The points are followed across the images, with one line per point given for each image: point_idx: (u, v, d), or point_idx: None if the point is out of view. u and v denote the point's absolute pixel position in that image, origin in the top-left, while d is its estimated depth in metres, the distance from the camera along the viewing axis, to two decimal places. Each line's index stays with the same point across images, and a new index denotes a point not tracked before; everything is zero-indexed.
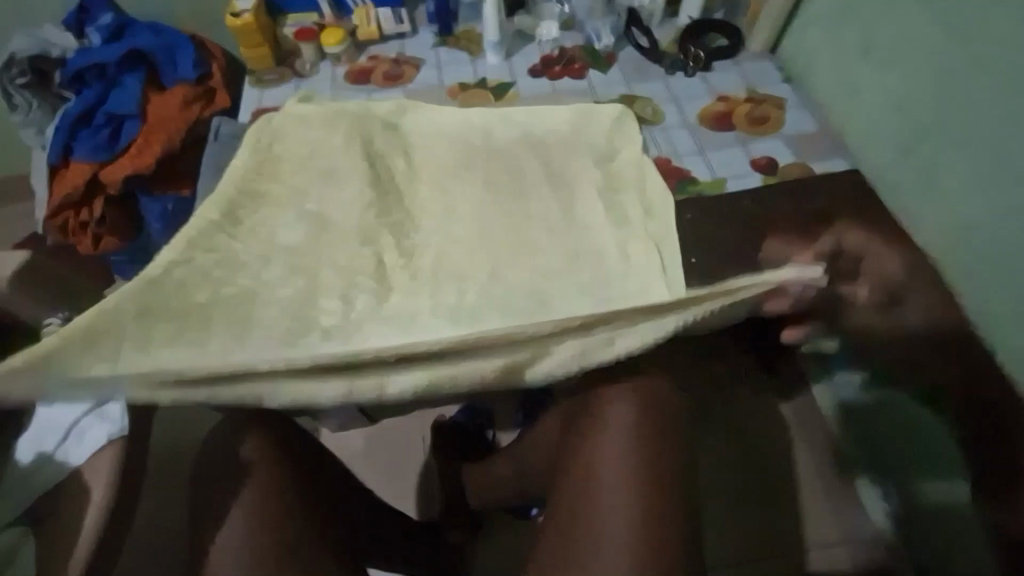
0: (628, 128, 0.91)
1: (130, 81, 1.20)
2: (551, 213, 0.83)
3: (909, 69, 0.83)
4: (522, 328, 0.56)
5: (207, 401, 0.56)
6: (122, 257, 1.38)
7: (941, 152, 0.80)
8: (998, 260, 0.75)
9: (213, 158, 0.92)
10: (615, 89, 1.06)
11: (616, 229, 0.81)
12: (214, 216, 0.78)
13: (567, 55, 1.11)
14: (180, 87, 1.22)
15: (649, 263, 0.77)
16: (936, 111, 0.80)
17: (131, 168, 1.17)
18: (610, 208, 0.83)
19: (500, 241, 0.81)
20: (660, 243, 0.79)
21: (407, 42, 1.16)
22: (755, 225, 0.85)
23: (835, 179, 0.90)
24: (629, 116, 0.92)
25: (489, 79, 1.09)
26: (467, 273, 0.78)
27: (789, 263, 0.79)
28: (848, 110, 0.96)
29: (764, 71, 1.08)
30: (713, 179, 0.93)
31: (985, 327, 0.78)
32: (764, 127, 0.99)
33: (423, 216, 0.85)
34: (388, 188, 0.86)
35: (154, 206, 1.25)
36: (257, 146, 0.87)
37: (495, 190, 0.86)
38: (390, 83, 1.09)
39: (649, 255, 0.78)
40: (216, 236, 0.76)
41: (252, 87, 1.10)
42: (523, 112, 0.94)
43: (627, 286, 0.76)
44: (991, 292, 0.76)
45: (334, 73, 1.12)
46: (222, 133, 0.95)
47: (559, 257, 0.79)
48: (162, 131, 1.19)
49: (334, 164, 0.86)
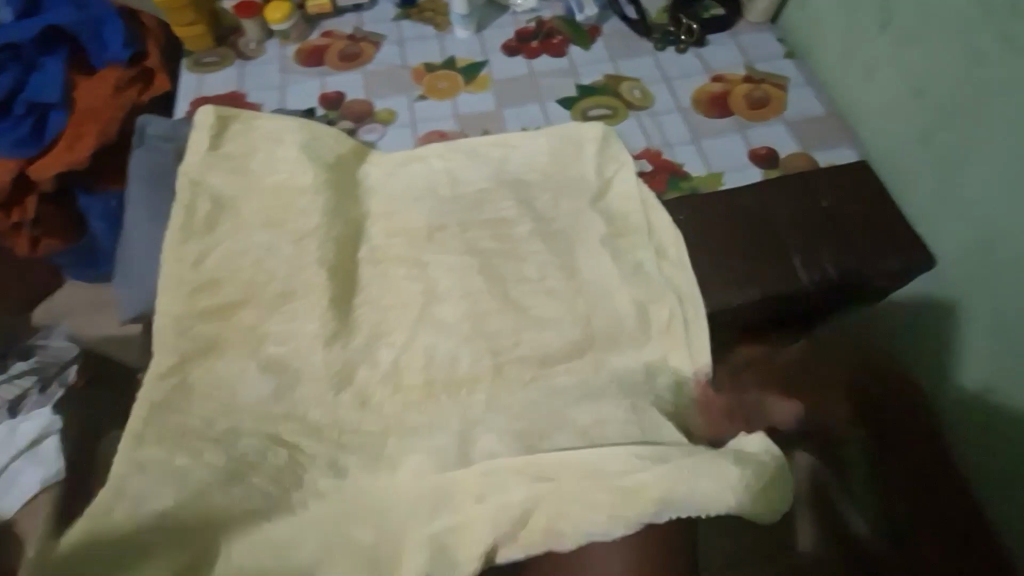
0: (615, 148, 0.82)
1: (51, 65, 1.05)
2: (523, 222, 0.77)
3: (934, 48, 0.73)
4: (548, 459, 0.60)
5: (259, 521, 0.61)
6: (63, 260, 1.20)
7: (964, 146, 0.71)
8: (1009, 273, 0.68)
9: (143, 165, 0.73)
10: (600, 68, 0.95)
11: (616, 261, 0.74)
12: (166, 272, 0.68)
13: (545, 30, 0.99)
14: (111, 71, 1.08)
15: (669, 329, 0.71)
16: (963, 98, 0.70)
17: (63, 163, 1.03)
18: (618, 260, 0.74)
19: (473, 265, 0.73)
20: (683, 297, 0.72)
21: (364, 15, 1.03)
22: (760, 231, 0.76)
23: (844, 172, 0.82)
24: (615, 136, 0.82)
25: (458, 58, 0.97)
26: (439, 294, 0.72)
27: (797, 283, 0.73)
28: (859, 92, 0.86)
29: (764, 43, 0.97)
30: (709, 175, 0.84)
31: (999, 337, 0.71)
32: (765, 111, 0.90)
33: (387, 232, 0.76)
34: (347, 203, 0.76)
35: (94, 204, 1.13)
36: (192, 166, 0.73)
37: (458, 200, 0.79)
38: (346, 65, 0.97)
39: (672, 319, 0.71)
40: (174, 294, 0.67)
41: (188, 71, 0.97)
42: (491, 140, 0.82)
43: (620, 329, 0.71)
44: (995, 302, 0.71)
45: (283, 53, 0.99)
46: (148, 135, 0.76)
47: (557, 281, 0.73)
48: (96, 121, 1.05)
49: (280, 172, 0.75)
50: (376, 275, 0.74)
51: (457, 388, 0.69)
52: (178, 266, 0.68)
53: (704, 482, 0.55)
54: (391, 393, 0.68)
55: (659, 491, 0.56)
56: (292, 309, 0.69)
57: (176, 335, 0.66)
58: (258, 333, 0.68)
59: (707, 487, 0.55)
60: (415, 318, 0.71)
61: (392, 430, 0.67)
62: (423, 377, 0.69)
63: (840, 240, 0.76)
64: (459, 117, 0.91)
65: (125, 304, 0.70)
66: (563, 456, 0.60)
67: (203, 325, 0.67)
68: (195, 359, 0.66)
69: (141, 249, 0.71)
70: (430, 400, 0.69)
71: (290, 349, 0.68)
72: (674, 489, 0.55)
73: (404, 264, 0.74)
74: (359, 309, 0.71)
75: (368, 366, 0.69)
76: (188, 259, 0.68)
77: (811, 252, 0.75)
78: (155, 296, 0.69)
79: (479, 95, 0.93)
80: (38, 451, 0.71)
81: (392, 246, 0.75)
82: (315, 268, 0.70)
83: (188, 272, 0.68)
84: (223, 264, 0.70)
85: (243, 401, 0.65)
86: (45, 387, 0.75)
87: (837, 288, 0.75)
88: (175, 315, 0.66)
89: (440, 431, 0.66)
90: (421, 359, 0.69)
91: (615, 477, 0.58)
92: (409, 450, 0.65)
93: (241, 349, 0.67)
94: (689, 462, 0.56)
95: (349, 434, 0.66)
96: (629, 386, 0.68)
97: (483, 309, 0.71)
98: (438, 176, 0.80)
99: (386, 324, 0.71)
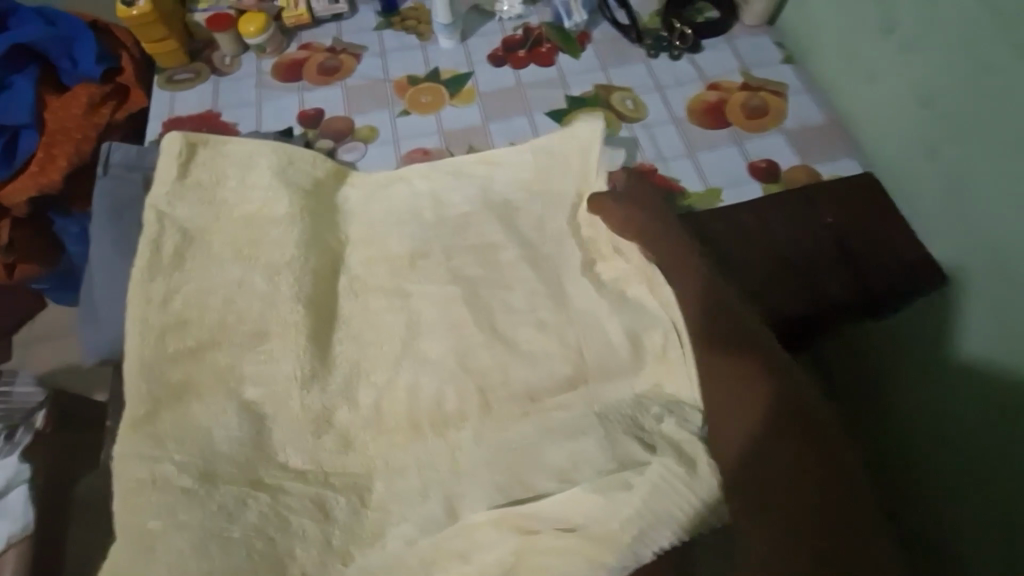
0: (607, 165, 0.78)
1: (21, 82, 0.99)
2: (511, 248, 0.73)
3: (943, 54, 0.68)
4: (518, 510, 0.53)
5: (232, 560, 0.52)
6: (44, 284, 1.17)
7: (974, 157, 0.67)
8: (1014, 276, 0.64)
9: (107, 197, 0.69)
10: (590, 78, 0.91)
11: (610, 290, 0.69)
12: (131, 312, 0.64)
13: (532, 37, 0.95)
14: (84, 86, 1.01)
15: None
16: (971, 108, 0.66)
17: (35, 189, 0.98)
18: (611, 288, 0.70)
19: (458, 296, 0.70)
20: None
21: (344, 25, 0.99)
22: (760, 250, 0.73)
23: (847, 184, 0.78)
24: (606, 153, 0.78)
25: (442, 69, 0.93)
26: (422, 327, 0.69)
27: (800, 304, 0.70)
28: (861, 101, 0.82)
29: (762, 49, 0.93)
30: (705, 190, 0.80)
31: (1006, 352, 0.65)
32: (763, 121, 0.86)
33: (368, 258, 0.73)
34: (325, 232, 0.73)
35: (70, 227, 1.08)
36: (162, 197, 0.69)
37: (443, 223, 0.75)
38: (325, 79, 0.93)
39: None
40: (141, 334, 0.63)
41: (161, 90, 0.93)
42: (476, 159, 0.78)
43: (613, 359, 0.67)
44: (1009, 320, 0.65)
45: (260, 68, 0.95)
46: (112, 164, 0.72)
47: (547, 309, 0.69)
48: (68, 141, 0.99)
49: (256, 201, 0.72)
50: (356, 307, 0.70)
51: (444, 430, 0.65)
52: (143, 304, 0.64)
53: (667, 499, 0.45)
54: (374, 434, 0.65)
55: (626, 519, 0.45)
56: (268, 347, 0.65)
57: (142, 379, 0.62)
58: (233, 374, 0.64)
59: (657, 491, 0.45)
60: (398, 354, 0.67)
61: (378, 471, 0.64)
62: (408, 416, 0.65)
63: (842, 256, 0.73)
64: (444, 132, 0.87)
65: (91, 346, 0.67)
66: (538, 507, 0.52)
67: (172, 368, 0.63)
68: (162, 406, 0.62)
69: (106, 287, 0.67)
70: (426, 443, 0.64)
71: (267, 392, 0.64)
72: (642, 515, 0.44)
73: (385, 295, 0.70)
74: (338, 346, 0.68)
75: (348, 407, 0.65)
76: (155, 299, 0.64)
77: (815, 271, 0.72)
78: (122, 338, 0.66)
79: (464, 108, 0.89)
80: (4, 504, 0.68)
81: (373, 276, 0.72)
82: (290, 305, 0.66)
83: (155, 311, 0.64)
84: (192, 302, 0.66)
85: (218, 447, 0.60)
86: (11, 434, 0.73)
87: (841, 309, 0.71)
88: (140, 356, 0.62)
89: (426, 473, 0.63)
90: (404, 398, 0.66)
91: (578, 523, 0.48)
92: (394, 494, 0.62)
93: (213, 392, 0.63)
94: (650, 480, 0.47)
95: (329, 478, 0.62)
96: (616, 411, 0.63)
97: (469, 344, 0.67)
98: (422, 198, 0.76)
99: (366, 361, 0.67)
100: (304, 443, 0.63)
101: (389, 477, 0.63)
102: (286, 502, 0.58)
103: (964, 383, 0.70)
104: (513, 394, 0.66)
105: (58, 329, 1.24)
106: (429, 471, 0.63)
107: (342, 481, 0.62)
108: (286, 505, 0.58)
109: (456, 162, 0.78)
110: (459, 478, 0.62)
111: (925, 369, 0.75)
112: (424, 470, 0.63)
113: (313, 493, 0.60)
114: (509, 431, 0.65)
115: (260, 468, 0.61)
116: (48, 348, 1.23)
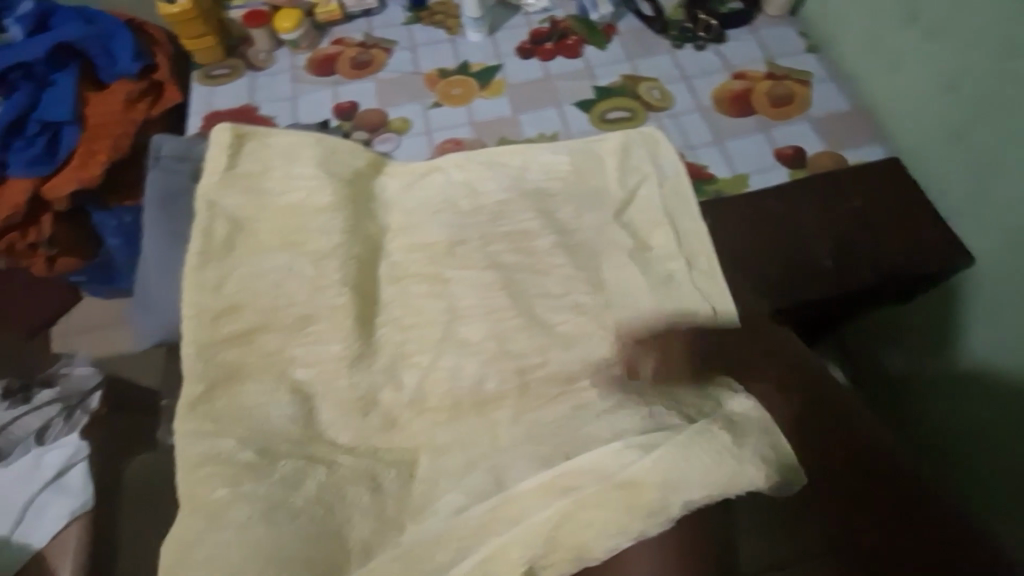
0: (637, 156, 0.80)
1: (63, 81, 1.02)
2: (544, 233, 0.75)
3: (964, 43, 0.70)
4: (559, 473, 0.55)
5: (297, 530, 0.56)
6: (81, 277, 1.18)
7: (999, 141, 0.68)
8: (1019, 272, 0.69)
9: (160, 188, 0.73)
10: (616, 68, 0.93)
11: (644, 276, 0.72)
12: (190, 298, 0.67)
13: (558, 30, 0.97)
14: (122, 84, 1.04)
15: None
16: (994, 95, 0.68)
17: (76, 182, 1.00)
18: (647, 275, 0.72)
19: (497, 282, 0.72)
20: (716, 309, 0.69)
21: (374, 20, 1.02)
22: (788, 235, 0.75)
23: (873, 170, 0.80)
24: (636, 143, 0.81)
25: (471, 62, 0.96)
26: (461, 310, 0.71)
27: (831, 287, 0.71)
28: (886, 88, 0.84)
29: (786, 38, 0.95)
30: (733, 177, 0.82)
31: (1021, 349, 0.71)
32: (787, 109, 0.87)
33: (406, 244, 0.75)
34: (365, 219, 0.75)
35: (108, 221, 1.10)
36: (211, 189, 0.72)
37: (477, 211, 0.77)
38: (358, 73, 0.95)
39: (702, 333, 0.68)
40: (199, 317, 0.66)
41: (200, 85, 0.96)
42: (510, 150, 0.81)
43: (647, 340, 0.69)
44: None
45: (294, 63, 0.97)
46: (163, 156, 0.75)
47: (583, 292, 0.72)
48: (108, 136, 1.02)
49: (299, 190, 0.74)
50: (397, 293, 0.73)
51: (485, 407, 0.67)
52: (199, 290, 0.67)
53: (703, 457, 0.47)
54: (417, 414, 0.67)
55: (660, 477, 0.48)
56: (316, 329, 0.68)
57: (201, 361, 0.65)
58: (284, 356, 0.67)
59: (688, 455, 0.47)
60: (439, 336, 0.70)
61: (422, 448, 0.66)
62: (450, 395, 0.68)
63: (869, 238, 0.74)
64: (475, 124, 0.89)
65: (148, 328, 0.70)
66: (584, 465, 0.54)
67: (228, 350, 0.66)
68: (220, 386, 0.65)
69: (162, 275, 0.70)
70: (467, 421, 0.67)
71: (316, 372, 0.67)
72: (676, 474, 0.47)
73: (425, 282, 0.73)
74: (381, 329, 0.70)
75: (393, 388, 0.68)
76: (208, 284, 0.68)
77: (844, 256, 0.73)
78: (177, 323, 0.69)
79: (494, 100, 0.91)
80: (64, 481, 0.68)
81: (412, 262, 0.74)
82: (336, 288, 0.69)
83: (209, 296, 0.67)
84: (243, 287, 0.69)
85: (273, 425, 0.63)
86: (70, 415, 0.73)
87: (873, 291, 0.73)
88: (198, 340, 0.66)
89: (469, 448, 0.65)
90: (445, 380, 0.68)
91: (614, 476, 0.51)
92: (439, 470, 0.64)
93: (264, 374, 0.66)
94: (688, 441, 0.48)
95: (377, 454, 0.65)
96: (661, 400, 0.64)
97: (507, 327, 0.70)
98: (456, 188, 0.79)
99: (408, 344, 0.70)
100: (353, 421, 0.66)
101: (433, 453, 0.65)
102: (335, 475, 0.61)
103: (989, 388, 0.75)
104: (550, 374, 0.68)
105: (95, 321, 1.24)
106: (471, 447, 0.65)
107: (391, 455, 0.65)
108: (334, 476, 0.61)
109: (489, 152, 0.80)
110: (501, 454, 0.64)
111: (951, 365, 0.80)
112: (467, 446, 0.65)
113: (365, 471, 0.62)
114: (547, 411, 0.67)
115: (313, 444, 0.63)
116: (88, 342, 1.22)
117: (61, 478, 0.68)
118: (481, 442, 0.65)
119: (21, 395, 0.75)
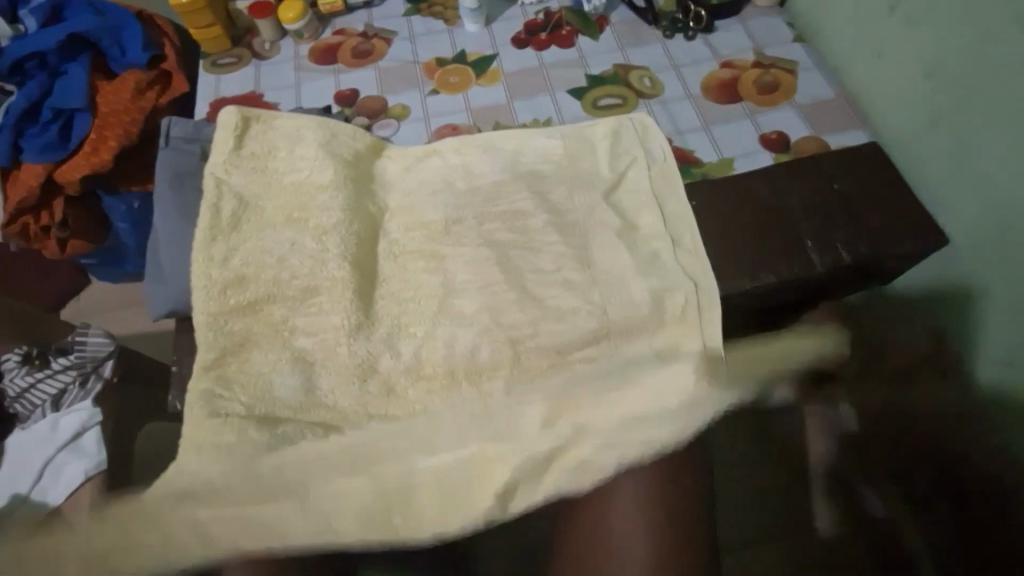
0: (627, 140, 0.83)
1: (75, 69, 1.05)
2: (537, 213, 0.78)
3: (942, 29, 0.73)
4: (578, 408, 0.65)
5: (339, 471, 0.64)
6: (91, 261, 1.23)
7: (980, 123, 0.71)
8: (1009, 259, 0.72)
9: (169, 166, 0.76)
10: (608, 57, 0.96)
11: (633, 254, 0.75)
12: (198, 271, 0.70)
13: (553, 21, 1.00)
14: (132, 73, 1.08)
15: (684, 316, 0.71)
16: (973, 79, 0.71)
17: (87, 168, 1.03)
18: (634, 253, 0.75)
19: (491, 257, 0.75)
20: (699, 286, 0.72)
21: (374, 11, 1.05)
22: (772, 215, 0.77)
23: (856, 153, 0.82)
24: (626, 127, 0.84)
25: (468, 51, 0.99)
26: (456, 285, 0.74)
27: (811, 268, 0.74)
28: (869, 76, 0.87)
29: (773, 28, 0.98)
30: (720, 161, 0.85)
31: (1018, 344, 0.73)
32: (775, 96, 0.90)
33: (403, 222, 0.79)
34: (365, 198, 0.79)
35: (118, 205, 1.13)
36: (217, 172, 0.76)
37: (473, 191, 0.80)
38: (359, 61, 0.99)
39: (686, 308, 0.71)
40: (207, 289, 0.70)
41: (206, 73, 1.00)
42: (506, 135, 0.84)
43: (633, 314, 0.72)
44: None
45: (297, 52, 1.01)
46: (172, 136, 0.78)
47: (575, 269, 0.75)
48: (117, 123, 1.05)
49: (303, 171, 0.78)
50: (396, 269, 0.76)
51: (479, 377, 0.70)
52: (206, 262, 0.70)
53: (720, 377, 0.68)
54: (413, 381, 0.70)
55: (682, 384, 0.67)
56: (319, 301, 0.71)
57: (209, 330, 0.68)
58: (288, 326, 0.70)
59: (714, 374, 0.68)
60: (435, 308, 0.73)
61: (419, 414, 0.69)
62: (446, 364, 0.71)
63: (851, 219, 0.77)
64: (472, 110, 0.92)
65: (156, 301, 0.73)
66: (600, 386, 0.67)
67: (235, 320, 0.70)
68: (228, 354, 0.68)
69: (171, 249, 0.73)
70: (462, 389, 0.70)
71: (317, 341, 0.70)
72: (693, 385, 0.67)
73: (421, 258, 0.76)
74: (380, 302, 0.74)
75: (391, 357, 0.71)
76: (216, 258, 0.71)
77: (825, 237, 0.75)
78: (185, 294, 0.72)
79: (490, 88, 0.95)
80: (80, 444, 0.72)
81: (409, 240, 0.77)
82: (337, 262, 0.73)
83: (216, 268, 0.71)
84: (249, 261, 0.72)
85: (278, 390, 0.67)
86: (84, 381, 0.76)
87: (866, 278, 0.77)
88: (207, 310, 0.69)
89: (463, 414, 0.68)
90: (440, 349, 0.71)
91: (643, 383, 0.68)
92: (436, 433, 0.67)
93: (268, 344, 0.70)
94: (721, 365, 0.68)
95: (375, 419, 0.68)
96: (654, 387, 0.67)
97: (501, 300, 0.73)
98: (453, 170, 0.82)
99: (406, 316, 0.73)
100: (355, 386, 0.69)
101: (430, 419, 0.68)
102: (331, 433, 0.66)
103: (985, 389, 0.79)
104: (541, 345, 0.71)
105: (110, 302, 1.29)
106: (465, 413, 0.68)
107: (389, 418, 0.68)
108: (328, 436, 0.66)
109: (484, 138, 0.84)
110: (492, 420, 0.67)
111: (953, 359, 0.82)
112: (461, 412, 0.69)
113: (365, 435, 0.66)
114: (539, 378, 0.70)
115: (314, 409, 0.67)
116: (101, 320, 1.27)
117: (77, 440, 0.72)
118: (475, 409, 0.68)
119: (40, 362, 0.78)
